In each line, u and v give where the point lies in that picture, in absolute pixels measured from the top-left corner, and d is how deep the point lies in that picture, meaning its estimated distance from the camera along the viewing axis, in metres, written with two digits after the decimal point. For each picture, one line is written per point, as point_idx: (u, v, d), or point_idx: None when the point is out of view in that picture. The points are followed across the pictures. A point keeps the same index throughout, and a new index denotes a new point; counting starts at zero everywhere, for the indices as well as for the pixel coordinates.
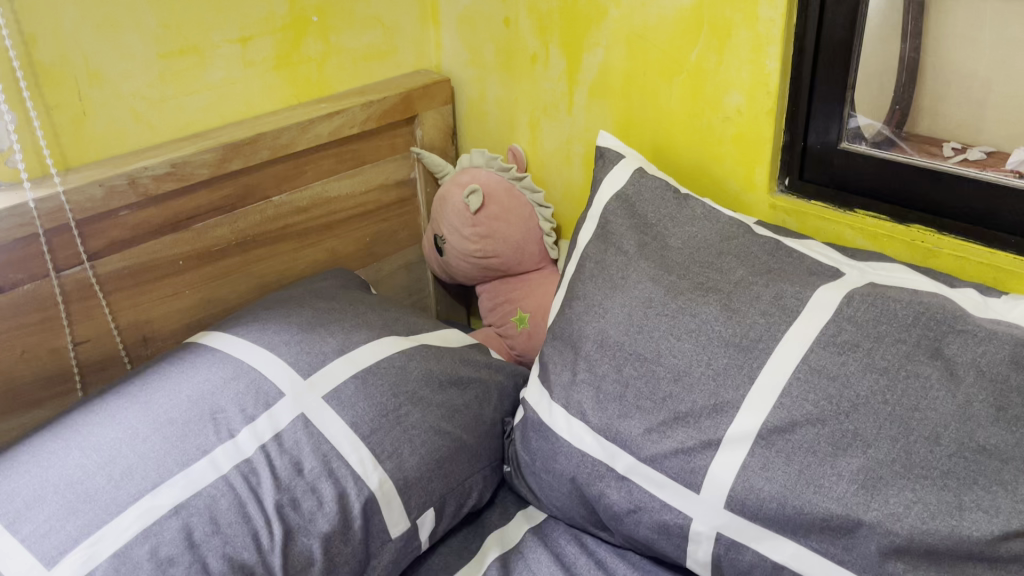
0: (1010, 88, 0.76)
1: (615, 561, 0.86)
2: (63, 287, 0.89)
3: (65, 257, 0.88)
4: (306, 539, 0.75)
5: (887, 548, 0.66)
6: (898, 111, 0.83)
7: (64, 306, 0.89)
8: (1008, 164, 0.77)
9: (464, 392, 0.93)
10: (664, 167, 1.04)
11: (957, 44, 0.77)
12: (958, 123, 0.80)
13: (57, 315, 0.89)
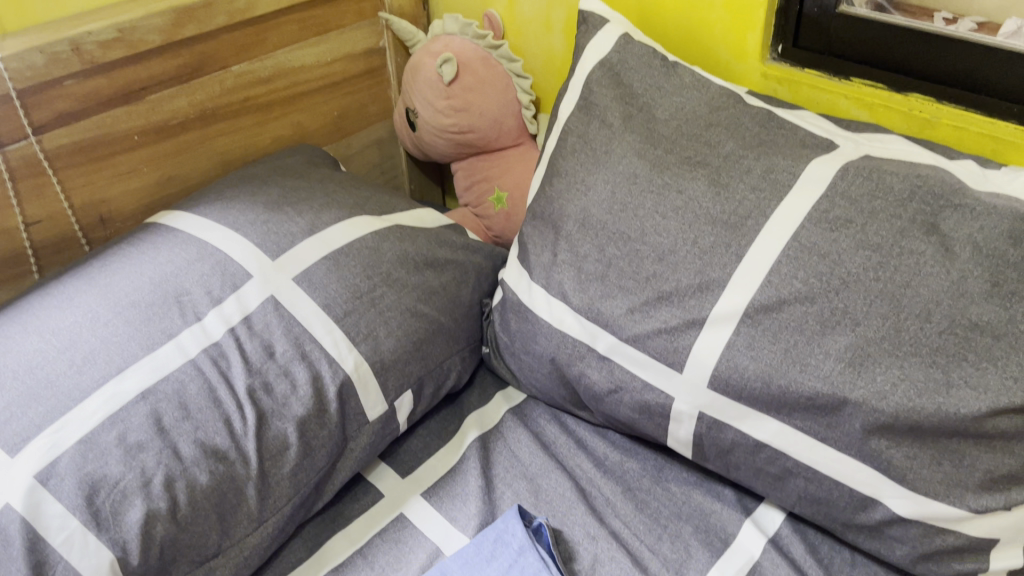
0: None
1: (594, 440, 0.85)
2: (9, 164, 0.83)
3: (8, 131, 0.82)
4: (281, 422, 0.74)
5: (871, 425, 0.65)
6: None
7: (12, 185, 0.84)
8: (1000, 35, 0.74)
9: (441, 273, 0.90)
10: (651, 33, 0.98)
11: None
12: None
13: (5, 195, 0.84)
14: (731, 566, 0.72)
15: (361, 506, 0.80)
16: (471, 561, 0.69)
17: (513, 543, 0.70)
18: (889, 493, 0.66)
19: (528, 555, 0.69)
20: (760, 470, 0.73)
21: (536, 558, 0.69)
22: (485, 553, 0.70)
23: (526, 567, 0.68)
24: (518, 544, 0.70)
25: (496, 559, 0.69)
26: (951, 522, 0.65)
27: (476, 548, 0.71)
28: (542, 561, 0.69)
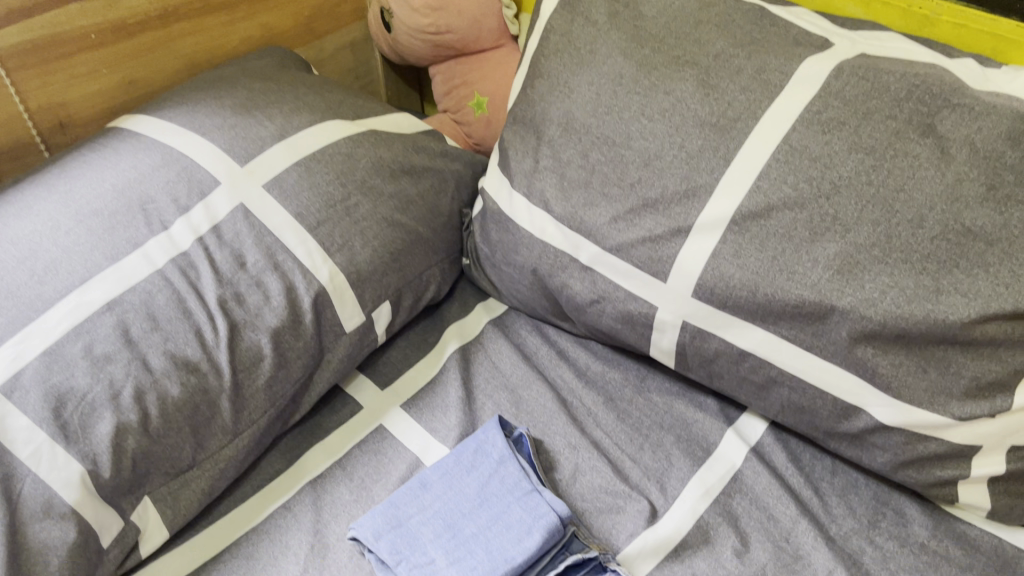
0: None
1: (576, 351, 0.84)
2: None
3: None
4: (254, 334, 0.71)
5: (858, 334, 0.64)
6: None
7: None
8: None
9: (419, 181, 0.87)
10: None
11: None
12: None
13: None
14: (712, 475, 0.72)
15: (339, 417, 0.79)
16: (451, 471, 0.68)
17: (494, 454, 0.69)
18: (873, 401, 0.66)
19: (509, 465, 0.68)
20: (743, 379, 0.72)
21: (517, 468, 0.68)
22: (465, 463, 0.69)
23: (507, 476, 0.67)
24: (499, 455, 0.69)
25: (477, 469, 0.68)
26: (934, 430, 0.64)
27: (456, 458, 0.70)
28: (523, 471, 0.68)
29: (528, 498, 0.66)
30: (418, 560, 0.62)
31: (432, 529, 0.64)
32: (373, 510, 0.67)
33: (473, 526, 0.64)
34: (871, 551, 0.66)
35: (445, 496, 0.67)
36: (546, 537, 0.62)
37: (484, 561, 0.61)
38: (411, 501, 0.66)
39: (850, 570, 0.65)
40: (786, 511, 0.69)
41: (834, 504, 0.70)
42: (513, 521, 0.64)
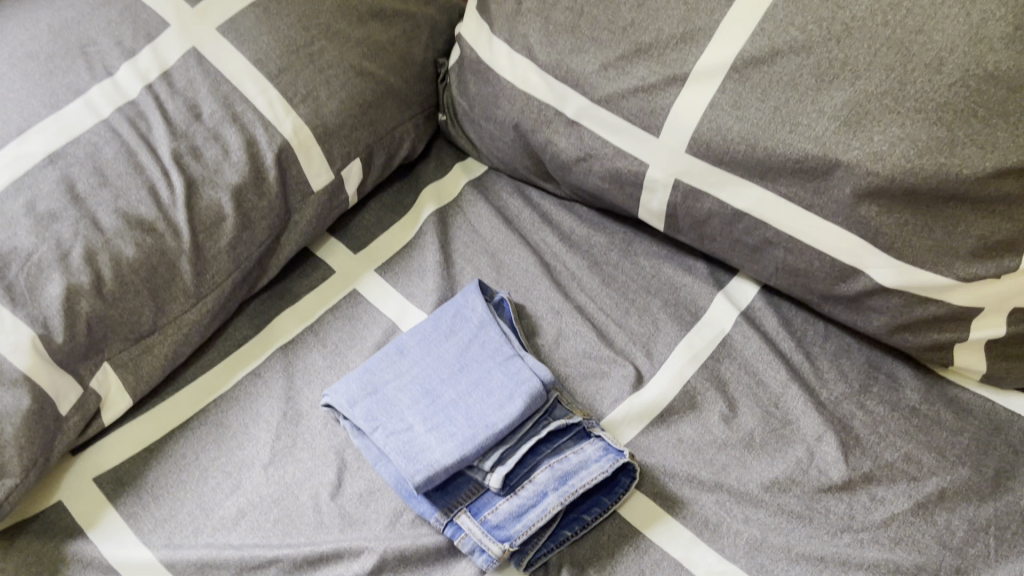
0: None
1: (560, 213, 0.79)
2: None
3: None
4: (213, 191, 0.66)
5: (862, 191, 0.60)
6: None
7: None
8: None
9: (389, 27, 0.78)
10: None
11: None
12: None
13: None
14: (701, 340, 0.69)
15: (310, 282, 0.74)
16: (429, 336, 0.65)
17: (474, 319, 0.66)
18: (873, 264, 0.62)
19: (490, 331, 0.65)
20: (737, 241, 0.68)
21: (498, 334, 0.65)
22: (444, 328, 0.65)
23: (487, 342, 0.64)
24: (479, 321, 0.66)
25: (456, 334, 0.65)
26: (935, 292, 0.61)
27: (435, 322, 0.66)
28: (505, 337, 0.65)
29: (510, 364, 0.62)
30: (395, 426, 0.60)
31: (409, 395, 0.61)
32: (347, 376, 0.64)
33: (452, 393, 0.61)
34: (862, 416, 0.65)
35: (423, 362, 0.63)
36: (528, 403, 0.60)
37: (463, 427, 0.59)
38: (387, 367, 0.63)
39: (840, 435, 0.63)
40: (776, 376, 0.67)
41: (826, 369, 0.68)
42: (493, 387, 0.61)
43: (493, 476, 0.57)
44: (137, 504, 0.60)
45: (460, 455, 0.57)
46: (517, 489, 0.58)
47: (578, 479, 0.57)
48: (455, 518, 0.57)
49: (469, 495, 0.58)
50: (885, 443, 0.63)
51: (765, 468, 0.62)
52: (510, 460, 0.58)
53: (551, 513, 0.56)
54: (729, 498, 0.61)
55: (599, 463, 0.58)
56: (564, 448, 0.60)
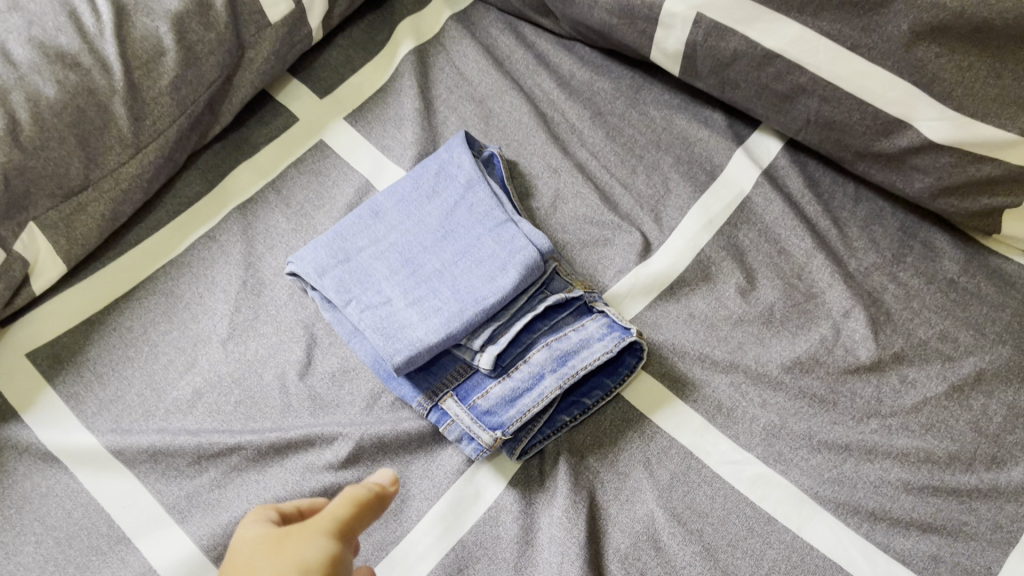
0: None
1: (558, 55, 0.69)
2: None
3: None
4: (148, 21, 0.56)
5: (924, 27, 0.51)
6: None
7: None
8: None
9: None
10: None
11: None
12: None
13: None
14: (716, 203, 0.61)
15: (270, 132, 0.64)
16: (409, 199, 0.56)
17: (461, 177, 0.57)
18: (925, 116, 0.54)
19: (480, 191, 0.56)
20: (764, 89, 0.59)
21: (489, 194, 0.56)
22: (427, 189, 0.57)
23: (476, 204, 0.56)
24: (466, 180, 0.57)
25: (441, 195, 0.56)
26: (991, 149, 0.53)
27: (415, 182, 0.57)
28: (496, 198, 0.56)
29: (502, 230, 0.54)
30: (371, 300, 0.52)
31: (387, 265, 0.53)
32: (315, 241, 0.55)
33: (437, 262, 0.53)
34: (894, 290, 0.58)
35: (403, 228, 0.55)
36: (523, 274, 0.52)
37: (449, 302, 0.51)
38: (361, 231, 0.55)
39: (869, 310, 0.57)
40: (800, 245, 0.59)
41: (855, 236, 0.60)
42: (483, 257, 0.53)
43: (484, 357, 0.50)
44: (78, 383, 0.53)
45: (446, 334, 0.50)
46: (510, 372, 0.51)
47: (579, 361, 0.51)
48: (441, 404, 0.50)
49: (456, 377, 0.52)
50: (919, 320, 0.57)
51: (785, 347, 0.55)
52: (503, 339, 0.51)
53: (549, 399, 0.49)
54: (745, 379, 0.54)
55: (602, 342, 0.51)
56: (563, 325, 0.53)
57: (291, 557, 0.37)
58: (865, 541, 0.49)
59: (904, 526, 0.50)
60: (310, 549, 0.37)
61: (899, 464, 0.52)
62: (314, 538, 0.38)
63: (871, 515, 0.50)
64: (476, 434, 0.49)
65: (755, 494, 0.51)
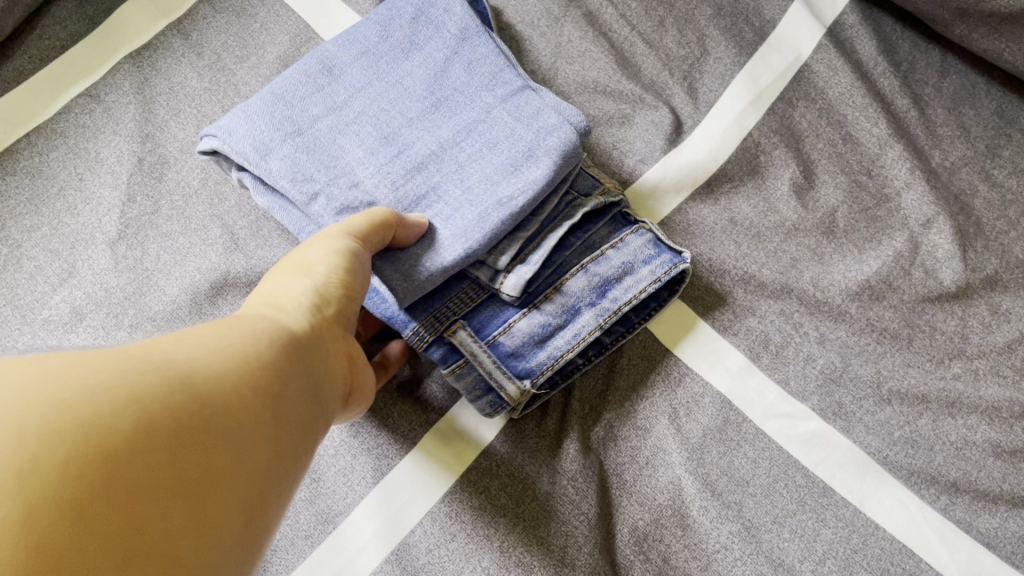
0: None
1: None
2: None
3: None
4: None
5: None
6: None
7: None
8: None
9: None
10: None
11: None
12: None
13: None
14: (767, 73, 0.47)
15: None
16: (377, 54, 0.41)
17: (452, 26, 0.42)
18: None
19: (479, 45, 0.41)
20: None
21: (495, 49, 0.41)
22: (401, 43, 0.42)
23: (477, 62, 0.41)
24: (460, 29, 0.42)
25: (422, 52, 0.41)
26: None
27: (383, 31, 0.42)
28: (504, 56, 0.41)
29: (521, 99, 0.40)
30: (341, 194, 0.37)
31: (359, 145, 0.39)
32: (245, 108, 0.40)
33: (431, 143, 0.39)
34: (987, 192, 0.45)
35: (374, 94, 0.40)
36: (559, 165, 0.37)
37: (460, 208, 0.37)
38: (312, 95, 0.40)
39: (956, 220, 0.44)
40: (871, 130, 0.46)
41: (940, 120, 0.47)
42: (498, 139, 0.39)
43: (511, 282, 0.37)
44: None
45: (459, 253, 0.36)
46: (537, 300, 0.39)
47: (624, 291, 0.39)
48: (450, 337, 0.37)
49: (462, 300, 0.38)
50: (1017, 234, 0.44)
51: (850, 268, 0.43)
52: (536, 258, 0.38)
53: (588, 343, 0.38)
54: (800, 308, 0.43)
55: (649, 268, 0.39)
56: (598, 240, 0.40)
57: (297, 258, 0.33)
58: (942, 519, 0.39)
59: (992, 501, 0.39)
60: (316, 249, 0.33)
61: (988, 421, 0.40)
62: (320, 239, 0.33)
63: (951, 487, 0.39)
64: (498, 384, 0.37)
65: (809, 457, 0.40)
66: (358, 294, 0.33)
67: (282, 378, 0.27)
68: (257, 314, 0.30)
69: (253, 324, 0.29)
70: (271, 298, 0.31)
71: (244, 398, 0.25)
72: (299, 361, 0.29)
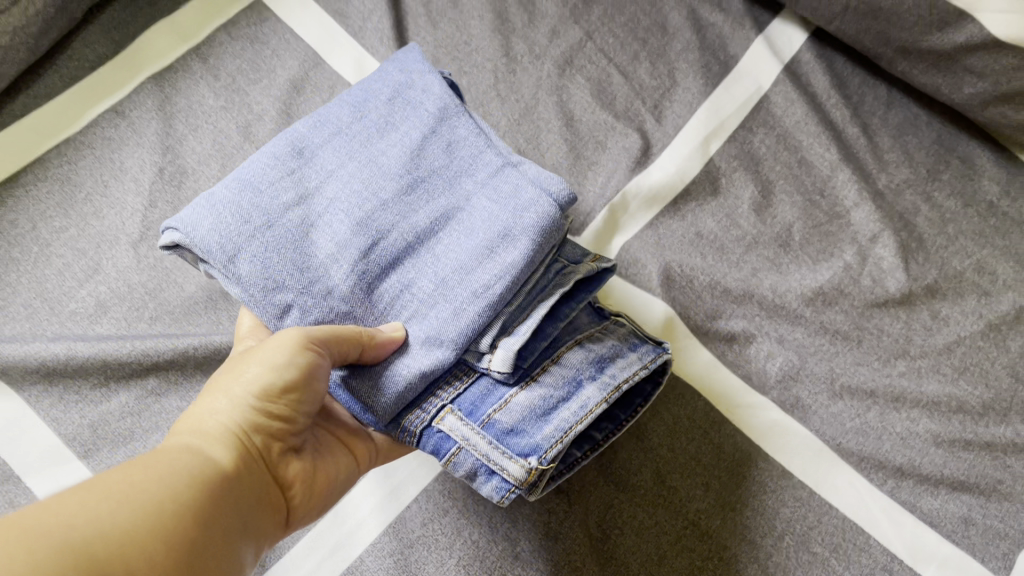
0: None
1: None
2: None
3: None
4: None
5: None
6: None
7: None
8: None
9: None
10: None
11: None
12: None
13: None
14: (730, 102, 0.52)
15: None
16: (349, 135, 0.39)
17: (432, 104, 0.40)
18: (991, 6, 0.45)
19: (461, 122, 0.40)
20: None
21: (476, 129, 0.40)
22: (378, 122, 0.40)
23: (460, 143, 0.40)
24: (438, 108, 0.40)
25: (400, 130, 0.40)
26: None
27: (357, 111, 0.40)
28: (487, 136, 0.40)
29: (500, 179, 0.39)
30: (313, 303, 0.36)
31: (333, 238, 0.37)
32: (199, 199, 0.37)
33: (407, 230, 0.37)
34: (928, 212, 0.50)
35: (347, 175, 0.38)
36: (536, 244, 0.37)
37: (437, 304, 0.36)
38: (280, 175, 0.38)
39: (899, 236, 0.49)
40: (824, 155, 0.51)
41: (886, 147, 0.52)
42: (476, 223, 0.38)
43: (498, 357, 0.36)
44: None
45: (439, 357, 0.36)
46: (534, 378, 0.37)
47: (622, 368, 0.38)
48: (438, 425, 0.36)
49: (451, 385, 0.37)
50: (954, 248, 0.49)
51: (805, 276, 0.48)
52: (524, 329, 0.37)
53: (595, 415, 0.37)
54: (759, 312, 0.47)
55: (638, 353, 0.39)
56: (585, 324, 0.40)
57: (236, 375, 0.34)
58: (889, 500, 0.43)
59: (932, 485, 0.43)
60: (253, 366, 0.34)
61: (928, 414, 0.45)
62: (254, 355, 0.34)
63: (897, 472, 0.44)
64: (498, 467, 0.35)
65: (769, 445, 0.44)
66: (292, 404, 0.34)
67: (209, 520, 0.30)
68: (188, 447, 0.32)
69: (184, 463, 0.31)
70: (202, 426, 0.33)
71: (164, 547, 0.27)
72: (229, 495, 0.31)
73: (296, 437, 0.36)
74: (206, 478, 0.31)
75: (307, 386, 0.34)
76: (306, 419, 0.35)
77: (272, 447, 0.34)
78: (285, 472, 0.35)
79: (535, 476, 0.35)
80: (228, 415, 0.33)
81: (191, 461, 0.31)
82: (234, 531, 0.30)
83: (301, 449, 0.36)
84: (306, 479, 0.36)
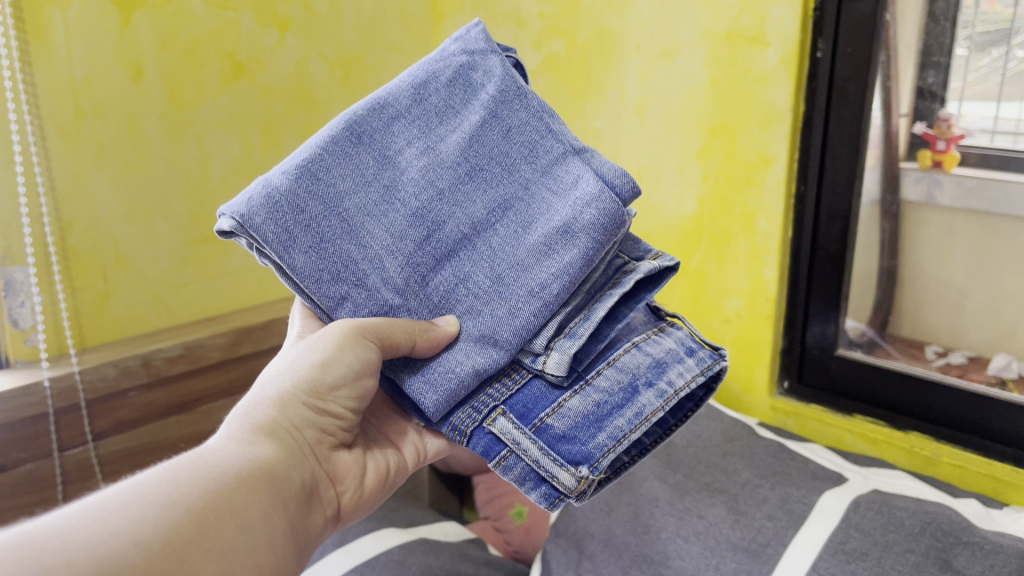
0: (986, 297, 0.81)
1: None
2: (99, 454, 0.92)
3: (103, 423, 0.92)
4: None
5: None
6: (881, 313, 0.90)
7: (101, 472, 0.93)
8: (989, 369, 0.82)
9: None
10: None
11: (933, 256, 0.84)
12: (940, 327, 0.86)
13: (94, 481, 0.92)
14: None
15: None
16: (413, 116, 0.60)
17: (489, 94, 0.61)
18: None
19: (510, 112, 0.60)
20: None
21: (528, 117, 0.60)
22: (441, 109, 0.60)
23: (514, 129, 0.60)
24: (498, 96, 0.60)
25: (457, 118, 0.60)
26: None
27: (419, 97, 0.60)
28: (539, 121, 0.61)
29: (556, 175, 0.59)
30: (363, 299, 0.57)
31: (391, 226, 0.57)
32: (259, 190, 0.55)
33: (461, 217, 0.58)
34: None
35: (410, 161, 0.59)
36: (595, 237, 0.56)
37: (490, 303, 0.58)
38: (348, 164, 0.57)
39: None
40: None
41: None
42: (528, 217, 0.59)
43: (554, 357, 0.57)
44: None
45: (493, 357, 0.57)
46: (588, 382, 0.59)
47: (675, 377, 0.61)
48: (492, 426, 0.58)
49: (506, 379, 0.60)
50: None
51: None
52: (582, 334, 0.58)
53: (651, 414, 0.59)
54: None
55: (688, 361, 0.62)
56: (638, 324, 0.64)
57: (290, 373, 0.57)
58: None
59: None
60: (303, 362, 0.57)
61: None
62: (304, 352, 0.57)
63: None
64: (551, 474, 0.57)
65: None
66: (326, 398, 0.57)
67: (265, 476, 0.49)
68: (247, 435, 0.51)
69: (243, 447, 0.50)
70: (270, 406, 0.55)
71: (226, 508, 0.45)
72: (283, 463, 0.52)
73: (342, 433, 0.59)
74: (259, 466, 0.49)
75: (352, 381, 0.57)
76: (351, 416, 0.59)
77: (327, 440, 0.57)
78: (333, 458, 0.58)
79: (583, 484, 0.56)
80: (300, 410, 0.56)
81: (261, 454, 0.50)
82: (297, 499, 0.51)
83: (349, 449, 0.61)
84: (354, 471, 0.60)
